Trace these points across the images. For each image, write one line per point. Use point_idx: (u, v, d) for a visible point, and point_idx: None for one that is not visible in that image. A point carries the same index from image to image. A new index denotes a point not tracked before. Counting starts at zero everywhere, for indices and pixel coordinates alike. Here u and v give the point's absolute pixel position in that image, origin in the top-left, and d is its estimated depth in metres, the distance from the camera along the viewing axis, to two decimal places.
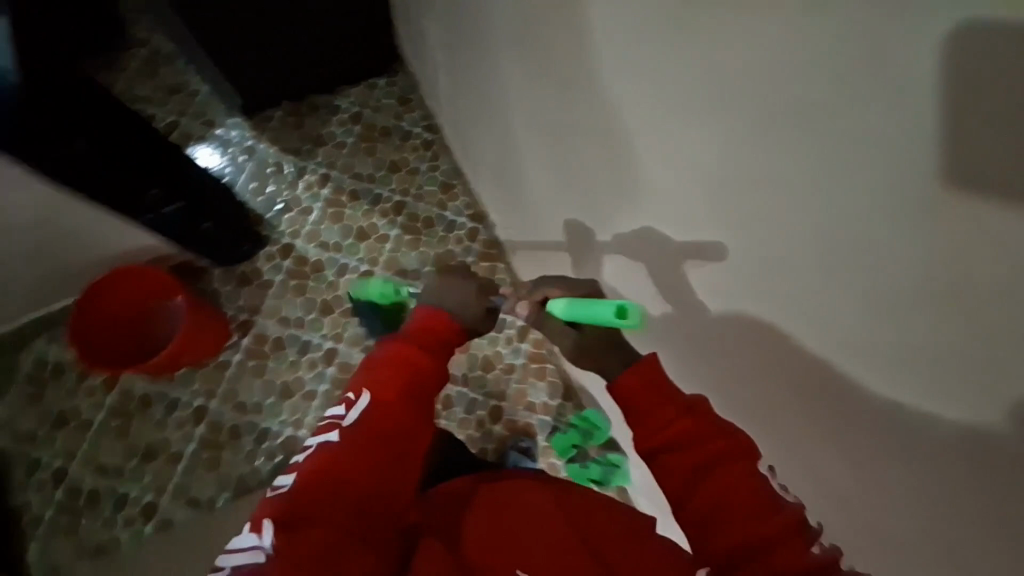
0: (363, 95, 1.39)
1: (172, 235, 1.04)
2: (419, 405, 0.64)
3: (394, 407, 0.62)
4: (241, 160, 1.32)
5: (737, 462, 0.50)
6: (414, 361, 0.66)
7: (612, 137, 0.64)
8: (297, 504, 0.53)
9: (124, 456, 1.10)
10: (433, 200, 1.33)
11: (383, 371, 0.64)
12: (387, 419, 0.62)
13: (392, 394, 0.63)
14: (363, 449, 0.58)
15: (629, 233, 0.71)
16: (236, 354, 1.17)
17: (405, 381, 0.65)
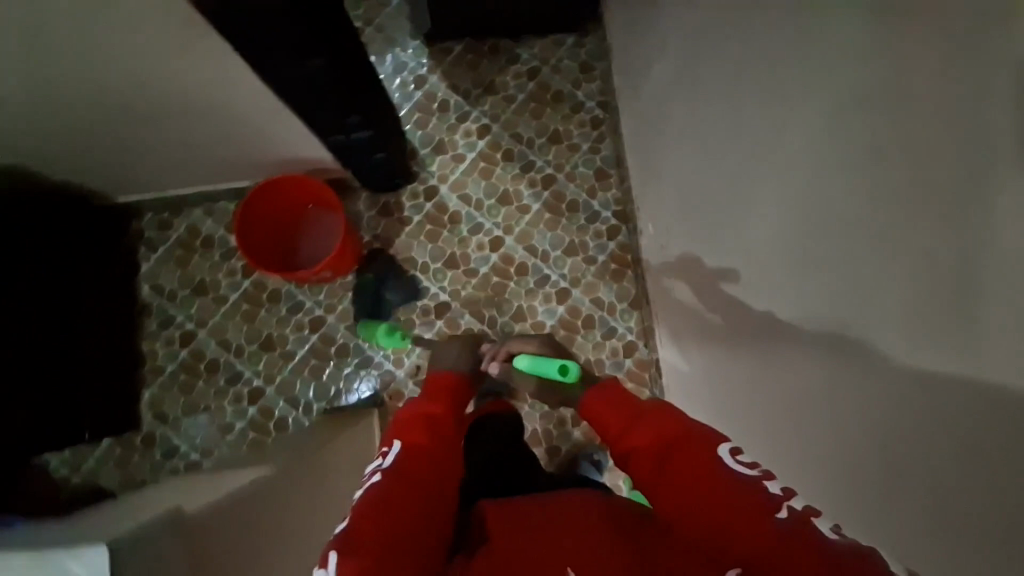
0: (547, 50, 1.31)
1: (347, 158, 1.05)
2: (446, 442, 0.76)
3: (423, 444, 0.73)
4: (411, 87, 1.29)
5: (701, 444, 0.64)
6: (435, 403, 0.81)
7: None
8: (351, 539, 0.59)
9: (245, 338, 1.20)
10: (584, 184, 1.26)
11: (408, 417, 0.78)
12: (422, 457, 0.71)
13: (419, 435, 0.74)
14: (405, 481, 0.67)
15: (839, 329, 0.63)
16: (361, 279, 1.21)
17: (429, 421, 0.78)
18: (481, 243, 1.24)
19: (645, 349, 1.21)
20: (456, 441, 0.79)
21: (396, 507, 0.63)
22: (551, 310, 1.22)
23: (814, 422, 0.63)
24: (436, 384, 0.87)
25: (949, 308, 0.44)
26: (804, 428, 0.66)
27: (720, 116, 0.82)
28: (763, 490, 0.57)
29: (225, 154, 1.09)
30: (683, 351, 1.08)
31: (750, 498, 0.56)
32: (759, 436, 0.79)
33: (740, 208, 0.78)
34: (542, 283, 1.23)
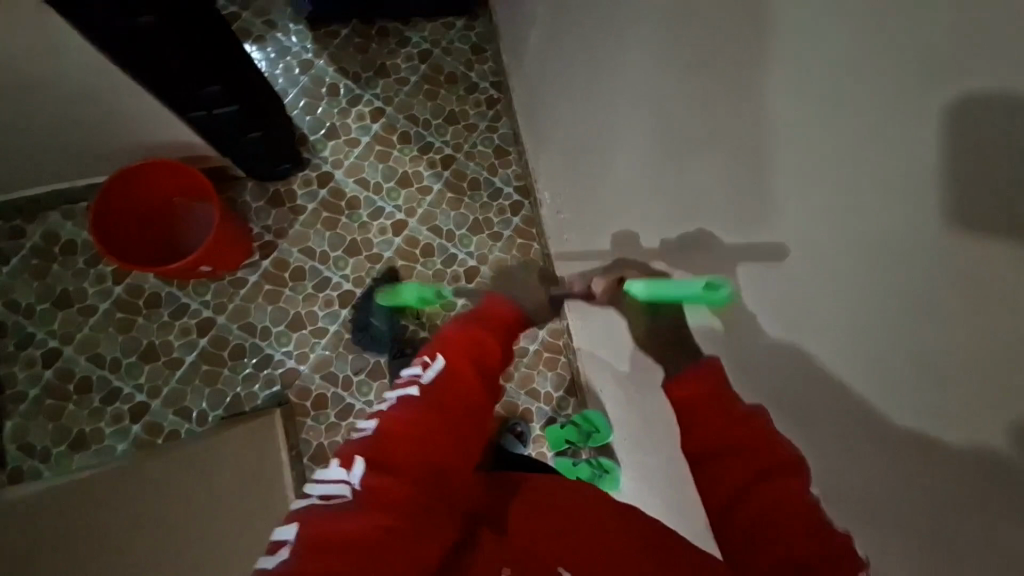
0: (436, 32, 1.30)
1: (217, 137, 0.97)
2: (493, 387, 0.62)
3: (468, 376, 0.59)
4: (296, 72, 1.24)
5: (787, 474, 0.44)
6: (492, 341, 0.66)
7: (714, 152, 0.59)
8: (382, 449, 0.50)
9: (123, 350, 1.08)
10: (484, 162, 1.27)
11: (467, 343, 0.63)
12: (464, 385, 0.58)
13: (465, 363, 0.60)
14: (445, 409, 0.56)
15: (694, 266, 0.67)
16: (254, 274, 1.14)
17: (477, 349, 0.63)
18: (384, 227, 1.21)
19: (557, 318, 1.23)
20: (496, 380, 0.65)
21: (435, 437, 0.53)
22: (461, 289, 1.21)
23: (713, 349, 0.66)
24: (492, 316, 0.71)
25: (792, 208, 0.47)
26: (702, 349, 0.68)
27: (600, 72, 0.84)
28: (849, 560, 0.39)
29: (78, 145, 0.99)
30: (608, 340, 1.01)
31: (831, 563, 0.39)
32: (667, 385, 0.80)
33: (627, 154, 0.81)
34: (450, 263, 1.22)
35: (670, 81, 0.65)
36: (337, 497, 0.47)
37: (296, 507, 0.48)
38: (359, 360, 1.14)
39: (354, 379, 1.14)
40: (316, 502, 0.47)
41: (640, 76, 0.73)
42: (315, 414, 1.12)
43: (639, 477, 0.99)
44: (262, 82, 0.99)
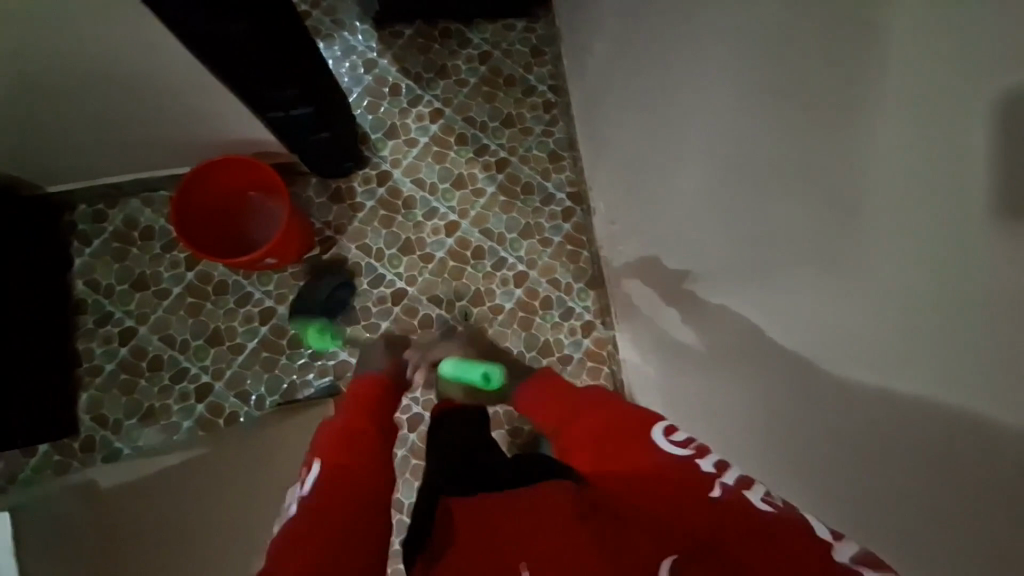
0: (497, 34, 1.30)
1: (288, 136, 1.01)
2: (373, 451, 0.66)
3: (344, 459, 0.62)
4: (360, 71, 1.27)
5: (636, 426, 0.58)
6: (363, 417, 0.71)
7: None
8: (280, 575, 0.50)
9: (191, 333, 1.15)
10: (538, 166, 1.27)
11: (330, 432, 0.68)
12: (341, 473, 0.60)
13: (337, 448, 0.64)
14: (328, 504, 0.57)
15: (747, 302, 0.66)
16: (313, 268, 1.18)
17: (351, 434, 0.67)
18: (437, 227, 1.23)
19: (602, 326, 1.23)
20: (381, 447, 0.68)
21: (325, 527, 0.54)
22: (509, 292, 1.23)
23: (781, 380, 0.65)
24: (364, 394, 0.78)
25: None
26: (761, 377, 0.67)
27: (667, 85, 0.82)
28: (694, 468, 0.50)
29: (162, 138, 1.05)
30: (657, 349, 1.01)
31: (683, 478, 0.49)
32: (716, 410, 0.80)
33: (688, 171, 0.79)
34: (499, 267, 1.24)
35: None
36: None
37: None
38: None
39: None
40: None
41: None
42: None
43: None
44: (332, 84, 1.02)
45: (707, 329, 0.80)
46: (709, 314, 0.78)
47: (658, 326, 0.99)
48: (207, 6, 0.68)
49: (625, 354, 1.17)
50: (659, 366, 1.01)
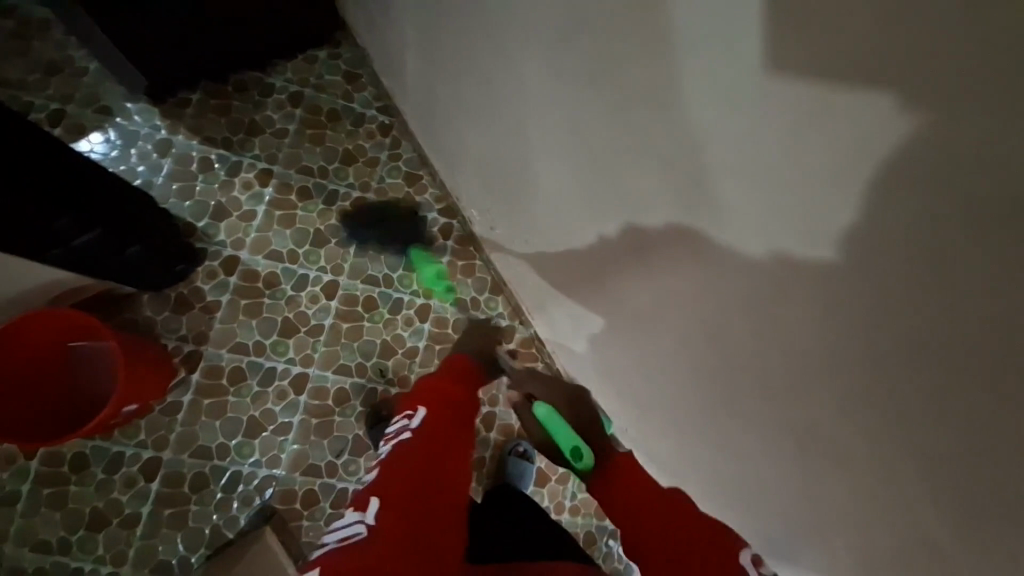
0: (301, 71, 1.18)
1: (89, 268, 0.86)
2: (465, 417, 0.84)
3: (443, 420, 0.81)
4: (155, 156, 1.09)
5: (722, 543, 0.62)
6: (455, 385, 0.89)
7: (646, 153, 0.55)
8: (388, 488, 0.69)
9: (65, 528, 0.94)
10: (398, 194, 1.18)
11: (433, 397, 0.86)
12: (442, 425, 0.80)
13: (439, 408, 0.83)
14: (430, 446, 0.75)
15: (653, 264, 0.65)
16: (187, 393, 1.02)
17: (449, 405, 0.84)
18: (314, 295, 1.11)
19: (521, 326, 1.19)
20: (468, 420, 0.85)
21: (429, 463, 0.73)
22: (417, 331, 1.15)
23: (697, 341, 0.64)
24: (457, 368, 0.95)
25: (746, 198, 0.46)
26: (688, 334, 0.66)
27: (491, 79, 0.78)
28: None
29: None
30: (576, 330, 0.99)
31: None
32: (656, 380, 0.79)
33: (549, 159, 0.76)
34: (397, 310, 1.15)
35: (574, 78, 0.60)
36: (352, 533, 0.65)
37: (319, 554, 0.66)
38: (336, 442, 1.06)
39: (337, 463, 1.05)
40: (334, 545, 0.65)
41: (536, 83, 0.68)
42: (308, 514, 1.02)
43: (638, 447, 0.95)
44: (130, 188, 0.90)
45: (617, 311, 0.79)
46: (614, 289, 0.77)
47: (568, 307, 0.97)
48: None
49: (552, 338, 1.11)
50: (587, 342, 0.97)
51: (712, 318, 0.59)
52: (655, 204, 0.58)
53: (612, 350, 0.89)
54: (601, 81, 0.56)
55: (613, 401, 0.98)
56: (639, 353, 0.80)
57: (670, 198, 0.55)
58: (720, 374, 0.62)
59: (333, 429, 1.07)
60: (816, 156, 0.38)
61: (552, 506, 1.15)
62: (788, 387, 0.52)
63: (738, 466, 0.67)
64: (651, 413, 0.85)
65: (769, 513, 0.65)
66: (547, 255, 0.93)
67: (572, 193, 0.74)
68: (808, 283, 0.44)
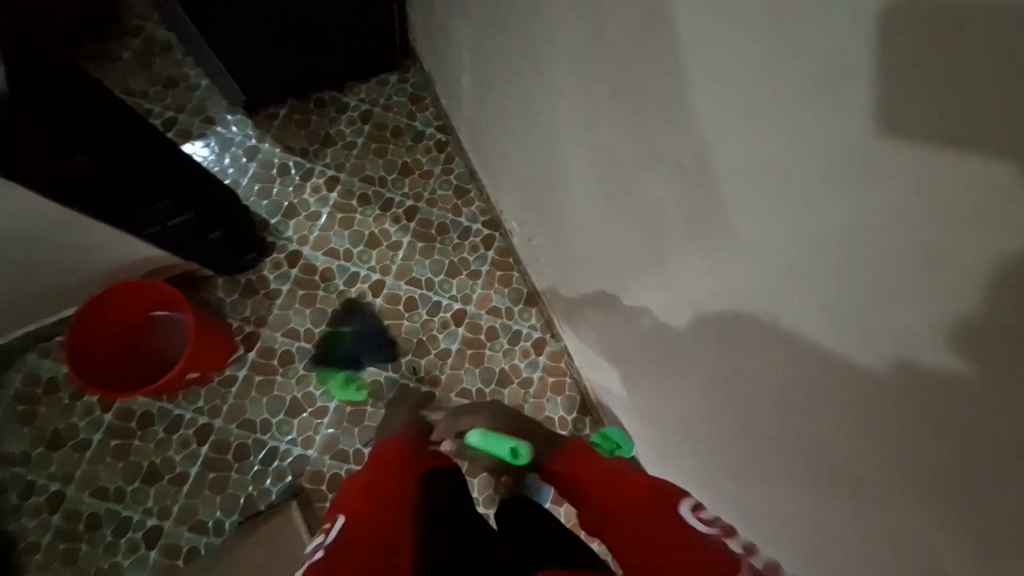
0: (373, 92, 1.32)
1: (177, 248, 0.99)
2: (394, 510, 0.64)
3: (364, 516, 0.62)
4: (243, 160, 1.25)
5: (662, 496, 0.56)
6: (386, 472, 0.70)
7: (670, 159, 0.59)
8: None
9: (125, 478, 1.05)
10: (447, 205, 1.27)
11: (359, 488, 0.68)
12: (363, 527, 0.61)
13: (360, 504, 0.65)
14: (342, 564, 0.55)
15: (677, 267, 0.68)
16: (242, 369, 1.12)
17: (375, 493, 0.66)
18: (362, 291, 1.20)
19: (552, 340, 1.21)
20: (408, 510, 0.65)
21: None
22: (452, 334, 1.20)
23: (720, 340, 0.66)
24: (388, 455, 0.75)
25: (755, 203, 0.50)
26: (705, 343, 0.69)
27: (535, 96, 0.85)
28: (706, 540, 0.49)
29: (46, 281, 0.99)
30: (600, 341, 1.02)
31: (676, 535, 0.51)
32: (681, 386, 0.80)
33: (579, 173, 0.82)
34: (435, 312, 1.21)
35: (605, 91, 0.66)
36: None
37: None
38: (366, 431, 1.12)
39: (364, 452, 1.11)
40: None
41: (573, 98, 0.74)
42: (332, 496, 1.08)
43: (663, 454, 0.97)
44: (225, 190, 1.04)
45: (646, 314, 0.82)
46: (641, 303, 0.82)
47: (591, 317, 1.02)
48: (46, 143, 0.69)
49: (574, 345, 1.16)
50: (607, 350, 1.01)
51: (729, 323, 0.62)
52: (679, 205, 0.61)
53: (636, 357, 0.91)
54: (630, 94, 0.61)
55: (631, 404, 1.02)
56: (664, 364, 0.82)
57: (692, 199, 0.59)
58: (741, 379, 0.65)
59: (364, 419, 1.13)
60: (825, 142, 0.41)
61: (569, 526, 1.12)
62: (808, 381, 0.54)
63: (761, 484, 0.70)
64: (672, 416, 0.87)
65: (788, 541, 0.69)
66: (574, 263, 0.99)
67: (597, 205, 0.80)
68: (825, 271, 0.46)
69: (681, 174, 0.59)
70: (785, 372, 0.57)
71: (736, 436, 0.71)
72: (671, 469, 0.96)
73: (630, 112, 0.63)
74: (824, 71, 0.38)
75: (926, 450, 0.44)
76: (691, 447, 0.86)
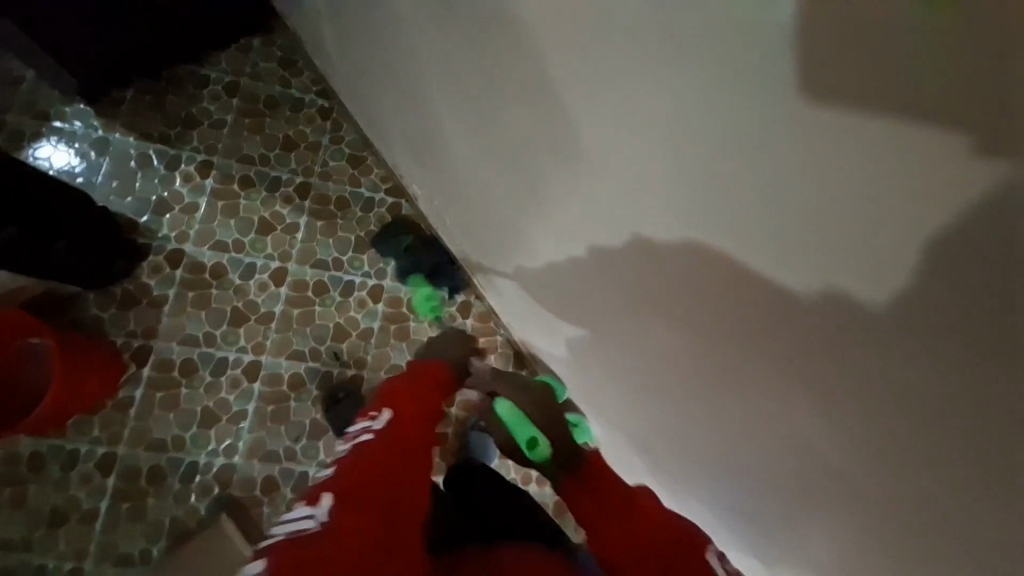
0: (235, 61, 1.18)
1: (19, 265, 0.87)
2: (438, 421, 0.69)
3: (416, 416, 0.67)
4: (93, 155, 1.10)
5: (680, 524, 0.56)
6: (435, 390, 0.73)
7: (529, 86, 0.60)
8: (344, 484, 0.54)
9: (25, 528, 0.95)
10: (343, 177, 1.18)
11: (398, 390, 0.71)
12: (412, 427, 0.64)
13: (409, 405, 0.68)
14: (398, 445, 0.61)
15: (561, 199, 0.68)
16: (139, 387, 1.02)
17: (421, 406, 0.69)
18: (262, 282, 1.11)
19: (477, 301, 1.18)
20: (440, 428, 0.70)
21: (393, 459, 0.58)
22: (371, 312, 1.14)
23: (606, 263, 0.67)
24: (431, 372, 0.77)
25: (593, 108, 0.51)
26: (598, 271, 0.70)
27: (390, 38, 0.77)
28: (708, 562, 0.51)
29: None
30: (520, 290, 1.00)
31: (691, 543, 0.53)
32: (599, 324, 0.80)
33: (465, 111, 0.76)
34: (348, 292, 1.14)
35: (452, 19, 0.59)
36: (302, 530, 0.50)
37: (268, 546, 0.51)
38: (293, 428, 1.06)
39: (296, 448, 1.05)
40: (285, 537, 0.51)
41: (428, 31, 0.73)
42: (268, 500, 1.02)
43: (588, 392, 0.98)
44: (66, 189, 0.90)
45: (554, 259, 0.80)
46: (544, 243, 0.79)
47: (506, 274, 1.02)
48: None
49: (497, 299, 1.12)
50: (525, 295, 1.00)
51: (625, 237, 0.60)
52: (534, 127, 0.63)
53: (553, 300, 0.90)
54: None
55: (557, 348, 1.01)
56: (577, 299, 0.81)
57: (542, 116, 0.60)
58: (640, 299, 0.64)
59: (289, 415, 1.07)
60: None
61: (519, 479, 1.13)
62: (702, 288, 0.53)
63: (674, 400, 0.71)
64: (593, 351, 0.88)
65: (706, 456, 0.70)
66: (480, 217, 0.95)
67: (481, 148, 0.80)
68: (677, 163, 0.46)
69: (532, 99, 0.61)
70: (667, 286, 0.57)
71: (645, 361, 0.73)
72: (599, 408, 0.97)
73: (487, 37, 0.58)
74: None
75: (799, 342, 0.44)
76: (614, 381, 0.86)
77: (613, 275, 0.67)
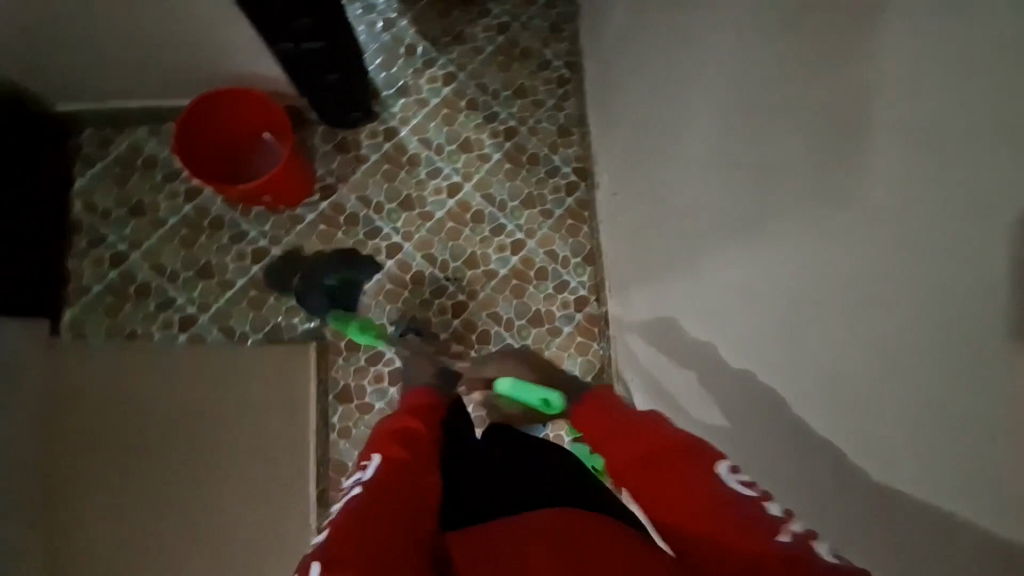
0: (517, 7, 1.32)
1: (299, 74, 1.03)
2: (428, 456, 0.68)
3: (401, 457, 0.65)
4: (378, 28, 1.29)
5: (692, 460, 0.53)
6: (415, 420, 0.73)
7: (737, 115, 0.65)
8: (333, 546, 0.49)
9: (181, 264, 1.16)
10: (546, 139, 1.28)
11: (384, 433, 0.71)
12: (399, 468, 0.62)
13: (393, 449, 0.66)
14: (385, 492, 0.57)
15: (723, 238, 0.70)
16: (311, 213, 1.19)
17: (406, 441, 0.68)
18: (439, 187, 1.23)
19: (595, 302, 1.22)
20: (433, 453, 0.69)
21: (377, 512, 0.54)
22: (505, 259, 1.23)
23: (740, 315, 0.69)
24: (415, 405, 0.78)
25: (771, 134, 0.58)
26: (733, 322, 0.71)
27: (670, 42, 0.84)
28: (757, 509, 0.46)
29: (171, 59, 1.05)
30: (646, 319, 1.02)
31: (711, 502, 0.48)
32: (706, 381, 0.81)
33: (689, 138, 0.79)
34: (497, 233, 1.24)
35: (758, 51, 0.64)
36: None
37: None
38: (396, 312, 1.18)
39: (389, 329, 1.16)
40: None
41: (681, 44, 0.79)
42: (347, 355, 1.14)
43: None
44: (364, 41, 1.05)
45: (690, 298, 0.83)
46: (683, 264, 0.83)
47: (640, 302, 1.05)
48: None
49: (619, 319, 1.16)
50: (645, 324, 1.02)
51: (788, 316, 0.59)
52: (716, 142, 0.70)
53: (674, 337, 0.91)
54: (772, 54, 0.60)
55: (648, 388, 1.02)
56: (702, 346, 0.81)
57: (730, 134, 0.66)
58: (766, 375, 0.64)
59: (399, 300, 1.18)
60: (957, 129, 0.37)
61: None
62: (816, 354, 0.54)
63: None
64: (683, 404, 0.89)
65: None
66: (648, 233, 0.99)
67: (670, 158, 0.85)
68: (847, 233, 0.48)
69: (722, 118, 0.68)
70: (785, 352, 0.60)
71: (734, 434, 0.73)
72: None
73: (755, 88, 0.61)
74: (979, 39, 0.35)
75: (909, 477, 0.44)
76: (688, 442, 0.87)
77: (737, 326, 0.69)
